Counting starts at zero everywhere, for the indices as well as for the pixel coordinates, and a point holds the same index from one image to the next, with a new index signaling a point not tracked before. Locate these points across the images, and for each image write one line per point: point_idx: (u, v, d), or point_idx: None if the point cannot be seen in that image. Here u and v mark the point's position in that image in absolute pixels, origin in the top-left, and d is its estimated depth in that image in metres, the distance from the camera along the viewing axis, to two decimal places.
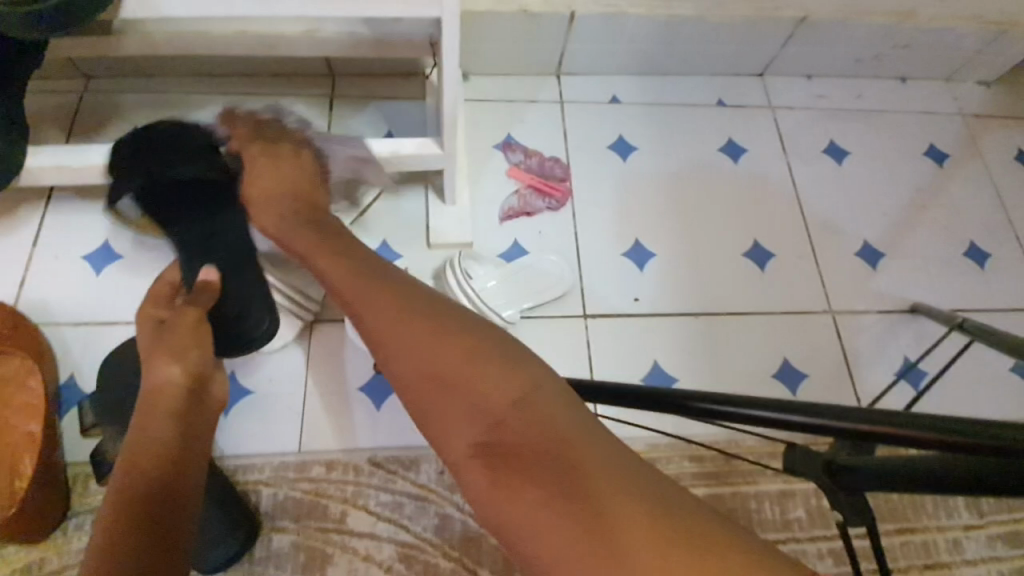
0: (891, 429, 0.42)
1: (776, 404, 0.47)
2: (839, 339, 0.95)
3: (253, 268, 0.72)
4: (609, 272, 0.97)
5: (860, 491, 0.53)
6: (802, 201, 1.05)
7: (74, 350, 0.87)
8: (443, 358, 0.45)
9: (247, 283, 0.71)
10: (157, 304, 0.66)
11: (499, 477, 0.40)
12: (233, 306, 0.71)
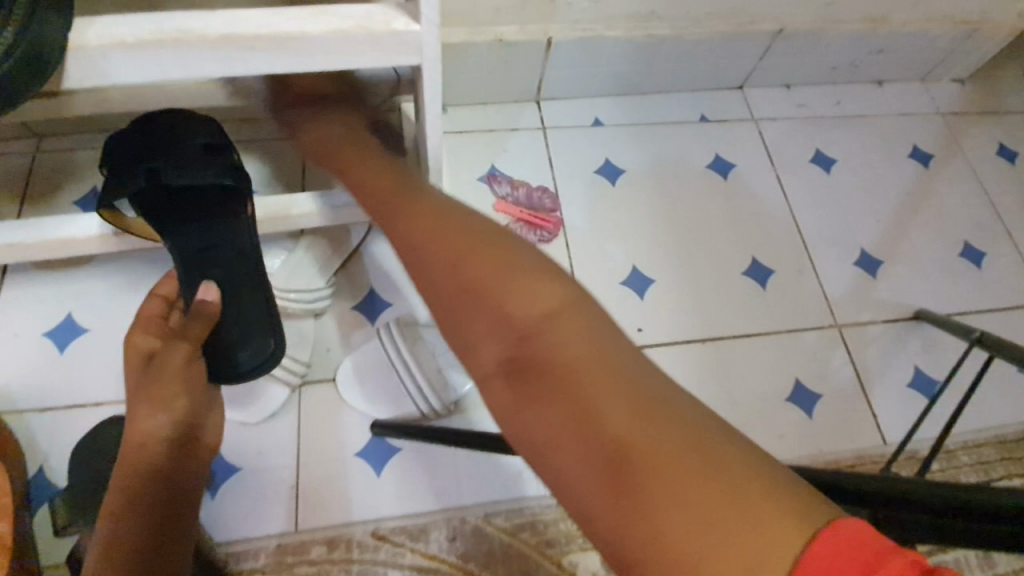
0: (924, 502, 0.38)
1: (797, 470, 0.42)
2: (847, 354, 0.93)
3: (252, 290, 0.70)
4: (608, 303, 0.93)
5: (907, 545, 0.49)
6: (795, 213, 1.04)
7: (41, 439, 0.79)
8: (501, 286, 0.45)
9: (246, 306, 0.69)
10: (150, 331, 0.65)
11: (525, 396, 0.41)
12: (233, 332, 0.68)
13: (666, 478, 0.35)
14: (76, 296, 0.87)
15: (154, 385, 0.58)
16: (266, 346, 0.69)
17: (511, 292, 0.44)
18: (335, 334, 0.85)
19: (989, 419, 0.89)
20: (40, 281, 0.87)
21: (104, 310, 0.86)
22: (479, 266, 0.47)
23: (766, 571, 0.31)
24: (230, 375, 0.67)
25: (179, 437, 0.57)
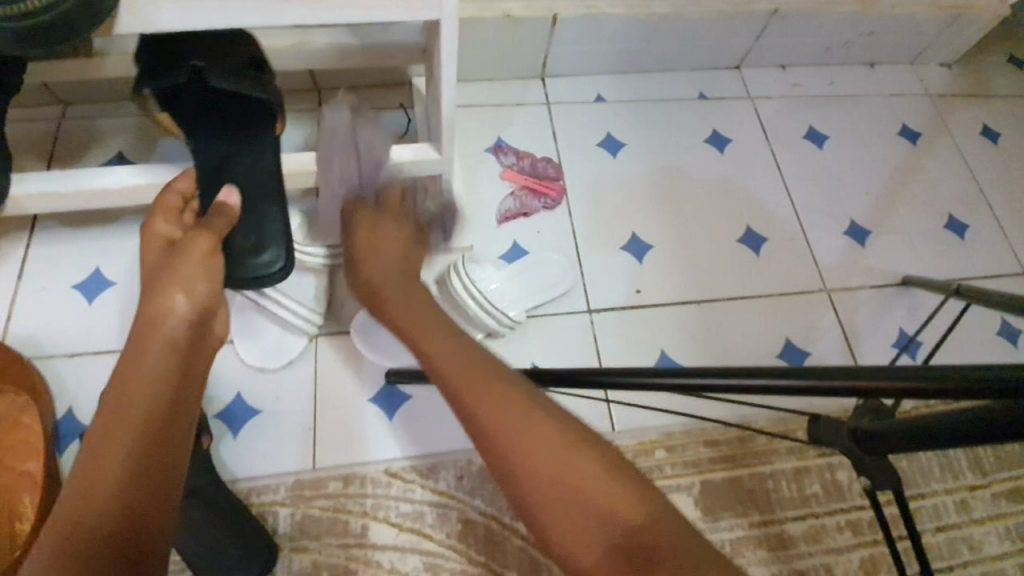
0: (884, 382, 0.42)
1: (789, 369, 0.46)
2: (836, 316, 0.98)
3: (272, 203, 0.74)
4: (609, 266, 0.97)
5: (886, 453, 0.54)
6: (788, 185, 1.08)
7: (71, 383, 0.84)
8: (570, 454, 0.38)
9: (265, 217, 0.73)
10: (170, 219, 0.63)
11: None
12: (248, 239, 0.71)
13: None
14: (103, 252, 0.91)
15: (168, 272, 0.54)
16: (274, 257, 0.72)
17: (534, 440, 0.39)
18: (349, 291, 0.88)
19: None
20: (68, 238, 0.91)
21: (129, 266, 0.91)
22: (501, 415, 0.41)
23: None
24: (246, 278, 0.70)
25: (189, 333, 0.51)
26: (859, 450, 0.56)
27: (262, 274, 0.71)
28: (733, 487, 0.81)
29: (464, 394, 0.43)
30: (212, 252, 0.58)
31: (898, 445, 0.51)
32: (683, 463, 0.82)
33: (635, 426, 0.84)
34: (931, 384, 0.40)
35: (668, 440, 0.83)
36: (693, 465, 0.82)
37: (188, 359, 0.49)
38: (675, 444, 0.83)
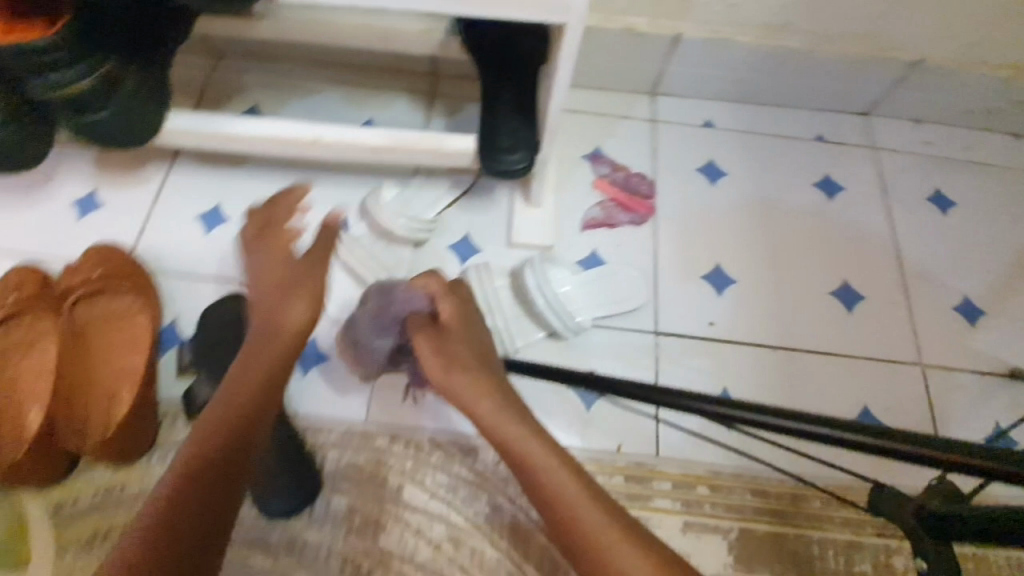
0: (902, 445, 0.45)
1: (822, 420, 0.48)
2: (926, 394, 0.90)
3: (529, 111, 0.83)
4: (685, 291, 0.95)
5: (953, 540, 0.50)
6: (899, 245, 1.01)
7: (179, 298, 0.94)
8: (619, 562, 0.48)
9: (522, 121, 0.82)
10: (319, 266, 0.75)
11: None
12: (506, 137, 0.81)
13: None
14: (226, 190, 1.02)
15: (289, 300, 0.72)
16: (520, 160, 0.82)
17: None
18: (426, 268, 0.96)
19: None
20: (202, 172, 1.03)
21: (246, 206, 1.01)
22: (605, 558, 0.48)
23: None
24: (496, 169, 0.82)
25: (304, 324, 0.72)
26: (922, 533, 0.52)
27: (510, 168, 0.82)
28: (773, 543, 0.77)
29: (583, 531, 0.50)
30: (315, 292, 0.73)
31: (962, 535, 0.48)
32: (725, 505, 0.79)
33: (682, 456, 0.82)
34: (948, 452, 0.43)
35: (713, 479, 0.80)
36: (735, 509, 0.79)
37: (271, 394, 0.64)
38: (719, 485, 0.80)
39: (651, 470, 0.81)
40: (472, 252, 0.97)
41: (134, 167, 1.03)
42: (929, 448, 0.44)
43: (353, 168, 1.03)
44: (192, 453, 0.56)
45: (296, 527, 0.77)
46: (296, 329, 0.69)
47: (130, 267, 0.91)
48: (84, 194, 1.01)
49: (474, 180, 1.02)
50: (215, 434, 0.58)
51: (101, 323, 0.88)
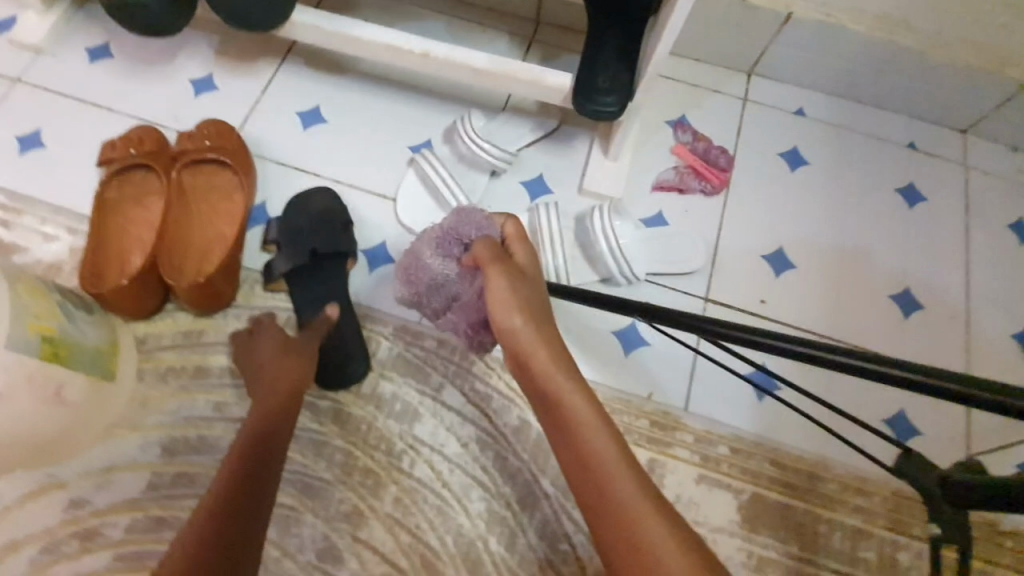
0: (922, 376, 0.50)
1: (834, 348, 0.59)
2: (967, 414, 0.87)
3: (632, 56, 0.85)
4: (742, 266, 0.96)
5: (975, 507, 0.53)
6: (971, 265, 0.99)
7: (271, 183, 1.02)
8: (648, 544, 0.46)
9: (623, 66, 0.85)
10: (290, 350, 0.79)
11: None
12: (605, 80, 0.84)
13: None
14: (326, 95, 1.09)
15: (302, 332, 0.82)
16: (613, 102, 0.84)
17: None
18: (497, 198, 1.01)
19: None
20: (307, 75, 1.10)
21: (342, 112, 1.07)
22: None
23: None
24: (590, 108, 0.85)
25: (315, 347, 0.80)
26: (942, 499, 0.56)
27: (604, 109, 0.84)
28: (782, 512, 0.79)
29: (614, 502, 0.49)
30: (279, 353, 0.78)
31: (982, 504, 0.52)
32: (742, 468, 0.81)
33: (709, 415, 0.85)
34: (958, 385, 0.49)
35: (736, 442, 0.83)
36: (751, 475, 0.81)
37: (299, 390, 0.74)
38: (741, 449, 0.82)
39: (676, 421, 0.84)
40: (543, 191, 1.01)
41: (249, 60, 1.11)
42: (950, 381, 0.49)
43: (445, 94, 1.08)
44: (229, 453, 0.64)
45: (341, 400, 0.84)
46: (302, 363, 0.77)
47: (236, 142, 0.98)
48: (201, 76, 1.10)
49: (557, 125, 1.05)
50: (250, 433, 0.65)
51: (201, 190, 0.96)
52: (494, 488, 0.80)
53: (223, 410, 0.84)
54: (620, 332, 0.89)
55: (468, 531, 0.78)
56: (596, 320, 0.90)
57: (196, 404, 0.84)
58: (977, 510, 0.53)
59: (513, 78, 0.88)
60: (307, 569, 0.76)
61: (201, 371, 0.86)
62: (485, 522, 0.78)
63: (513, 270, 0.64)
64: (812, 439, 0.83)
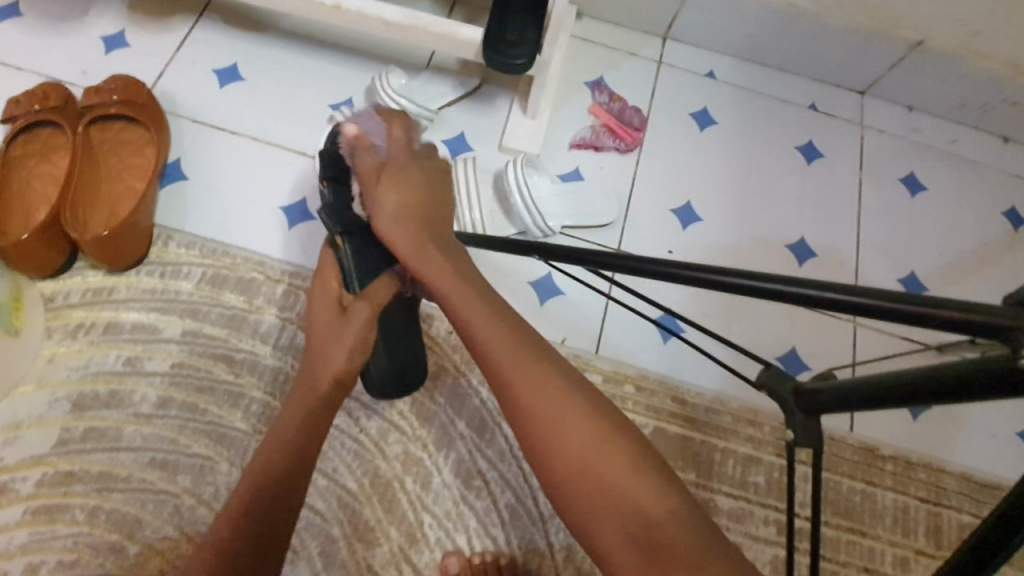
0: (837, 293, 0.46)
1: (736, 272, 0.52)
2: (852, 349, 0.94)
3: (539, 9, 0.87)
4: (652, 220, 1.01)
5: (823, 411, 0.60)
6: (862, 216, 1.07)
7: (186, 140, 1.00)
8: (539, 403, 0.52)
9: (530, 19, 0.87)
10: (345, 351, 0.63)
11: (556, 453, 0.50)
12: (513, 33, 0.86)
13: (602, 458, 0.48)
14: (244, 52, 1.07)
15: (328, 342, 0.63)
16: (522, 55, 0.86)
17: (664, 530, 0.45)
18: None
19: (950, 457, 0.89)
20: (224, 32, 1.08)
21: (259, 69, 1.06)
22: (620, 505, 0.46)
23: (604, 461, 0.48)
24: (498, 62, 0.87)
25: (352, 371, 0.63)
26: (796, 408, 0.62)
27: (511, 62, 0.87)
28: (681, 443, 0.85)
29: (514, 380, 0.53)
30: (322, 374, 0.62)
31: (834, 406, 0.58)
32: (645, 405, 0.87)
33: (617, 355, 0.90)
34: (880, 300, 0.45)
35: (640, 380, 0.88)
36: (654, 410, 0.87)
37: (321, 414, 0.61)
38: (645, 387, 0.88)
39: (586, 363, 0.88)
40: (464, 148, 1.02)
41: (162, 16, 1.08)
42: (868, 296, 0.45)
43: (366, 53, 1.08)
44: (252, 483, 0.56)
45: (259, 352, 0.85)
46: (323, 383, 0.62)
47: (146, 96, 0.95)
48: (113, 32, 1.06)
49: (479, 85, 1.07)
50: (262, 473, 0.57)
51: (110, 146, 0.94)
52: (410, 432, 0.82)
53: (135, 365, 0.83)
54: (535, 282, 0.93)
55: (384, 472, 0.80)
56: (512, 270, 0.93)
57: (106, 360, 0.83)
58: (827, 412, 0.59)
59: (422, 31, 0.89)
60: None
61: (113, 327, 0.85)
62: (401, 463, 0.81)
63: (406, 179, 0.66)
64: (711, 376, 0.89)
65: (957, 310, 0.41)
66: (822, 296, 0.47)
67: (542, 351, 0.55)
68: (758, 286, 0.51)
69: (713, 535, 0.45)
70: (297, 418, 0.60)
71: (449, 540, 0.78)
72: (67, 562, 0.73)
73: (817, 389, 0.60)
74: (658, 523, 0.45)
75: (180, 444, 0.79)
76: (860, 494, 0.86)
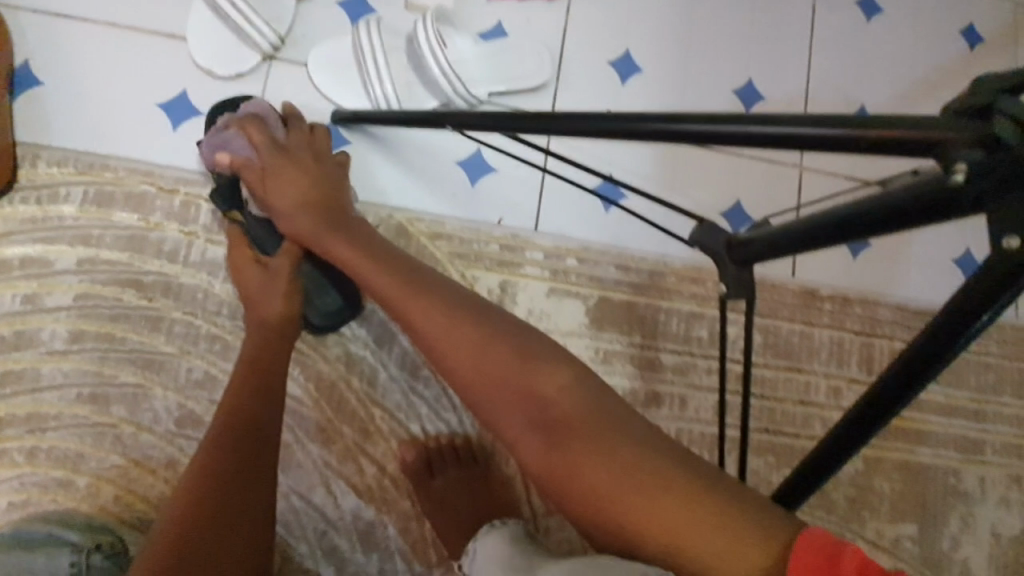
0: (760, 125, 0.40)
1: (658, 116, 0.45)
2: (798, 195, 0.91)
3: None
4: (587, 77, 0.91)
5: (755, 260, 0.57)
6: (813, 50, 0.98)
7: (25, 32, 0.81)
8: (422, 314, 0.54)
9: None
10: (287, 299, 0.68)
11: (449, 354, 0.52)
12: None
13: (494, 353, 0.51)
14: None
15: (264, 295, 0.69)
16: None
17: (559, 404, 0.48)
18: (314, 23, 0.86)
19: (886, 290, 0.91)
20: None
21: None
22: (521, 395, 0.49)
23: (497, 358, 0.51)
24: None
25: (295, 314, 0.69)
26: (729, 260, 0.60)
27: None
28: (625, 309, 0.85)
29: (397, 300, 0.56)
30: (277, 317, 0.68)
31: (764, 251, 0.55)
32: (589, 276, 0.85)
33: (558, 231, 0.85)
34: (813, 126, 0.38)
35: (582, 252, 0.85)
36: (597, 281, 0.85)
37: (275, 359, 0.65)
38: (587, 259, 0.85)
39: (524, 242, 0.84)
40: (364, 11, 0.87)
41: None
42: (793, 124, 0.39)
43: None
44: (219, 429, 0.59)
45: (169, 272, 0.78)
46: (269, 330, 0.67)
47: None
48: None
49: None
50: (226, 420, 0.59)
51: None
52: (349, 333, 0.80)
53: (35, 302, 0.76)
54: (464, 162, 0.85)
55: (328, 374, 0.79)
56: (437, 150, 0.84)
57: (1, 301, 0.75)
58: (758, 261, 0.57)
59: None
60: (167, 438, 0.75)
61: None
62: (343, 364, 0.79)
63: (286, 161, 0.68)
64: (654, 239, 0.87)
65: (889, 127, 0.36)
66: (748, 132, 0.40)
67: (416, 270, 0.59)
68: (670, 127, 0.45)
69: (603, 393, 0.49)
70: (247, 368, 0.64)
71: (403, 429, 0.79)
72: (17, 502, 0.72)
73: (748, 240, 0.57)
74: (554, 399, 0.49)
75: (106, 375, 0.75)
76: (800, 336, 0.88)
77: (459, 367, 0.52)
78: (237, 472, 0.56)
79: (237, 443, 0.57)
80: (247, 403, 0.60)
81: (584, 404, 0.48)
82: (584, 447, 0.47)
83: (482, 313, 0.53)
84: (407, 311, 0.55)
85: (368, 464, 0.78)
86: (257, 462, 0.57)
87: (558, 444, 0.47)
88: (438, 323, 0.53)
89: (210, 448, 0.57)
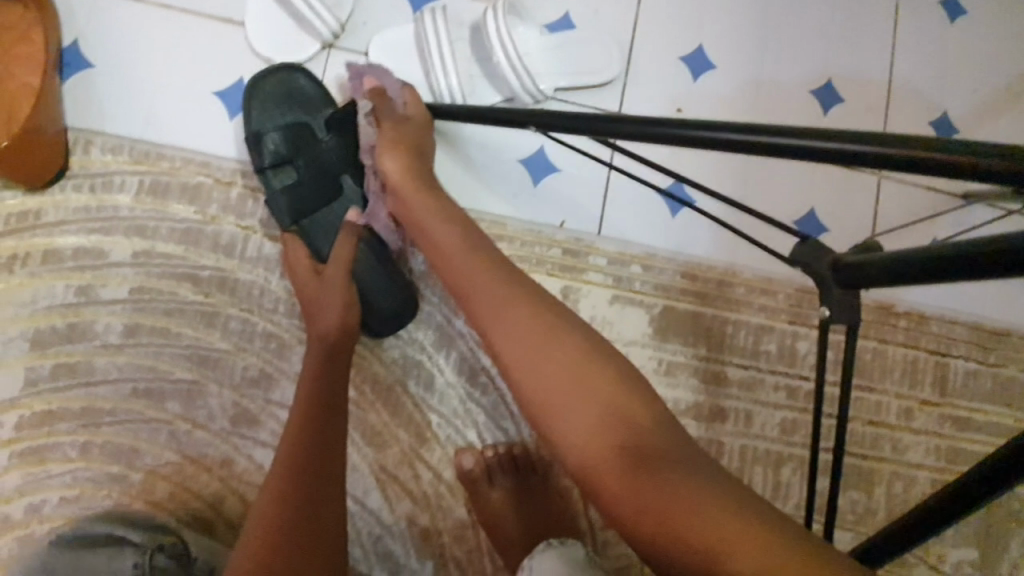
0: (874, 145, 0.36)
1: (756, 127, 0.42)
2: (875, 205, 0.86)
3: None
4: (657, 73, 0.87)
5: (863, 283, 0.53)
6: (895, 49, 0.92)
7: (79, 14, 0.78)
8: (498, 306, 0.51)
9: None
10: (342, 310, 0.66)
11: (524, 346, 0.48)
12: None
13: (571, 355, 0.47)
14: None
15: (320, 304, 0.67)
16: None
17: (636, 424, 0.45)
18: (375, 10, 0.82)
19: (963, 308, 0.87)
20: None
21: None
22: (595, 404, 0.45)
23: (575, 360, 0.47)
24: None
25: (352, 325, 0.67)
26: (833, 281, 0.56)
27: None
28: (691, 320, 0.81)
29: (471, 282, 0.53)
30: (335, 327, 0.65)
31: (872, 275, 0.51)
32: (654, 284, 0.81)
33: (624, 234, 0.82)
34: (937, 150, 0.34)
35: (648, 259, 0.81)
36: (663, 289, 0.81)
37: (338, 366, 0.63)
38: (652, 266, 0.81)
39: (589, 246, 0.81)
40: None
41: None
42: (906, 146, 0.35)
43: None
44: (291, 436, 0.57)
45: (225, 267, 0.76)
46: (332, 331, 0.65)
47: None
48: None
49: None
50: (298, 429, 0.57)
51: None
52: (407, 336, 0.77)
53: (90, 294, 0.74)
54: (527, 160, 0.81)
55: (385, 377, 0.76)
56: (500, 147, 0.81)
57: (55, 292, 0.74)
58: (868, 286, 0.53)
59: None
60: (221, 436, 0.74)
61: (52, 255, 0.74)
62: (400, 368, 0.77)
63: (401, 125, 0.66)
64: (724, 247, 0.83)
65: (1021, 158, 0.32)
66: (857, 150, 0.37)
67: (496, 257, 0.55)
68: (772, 139, 0.41)
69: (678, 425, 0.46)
70: (313, 374, 0.62)
71: (460, 436, 0.77)
72: (70, 497, 0.71)
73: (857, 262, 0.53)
74: (631, 415, 0.45)
75: (161, 371, 0.74)
76: (871, 353, 0.84)
77: (533, 361, 0.48)
78: (311, 481, 0.54)
79: (316, 454, 0.56)
80: (315, 411, 0.59)
81: (662, 426, 0.45)
82: (662, 467, 0.43)
83: (559, 315, 0.50)
84: (480, 300, 0.52)
85: (424, 471, 0.76)
86: (333, 471, 0.56)
87: (633, 464, 0.43)
88: (514, 313, 0.50)
89: (290, 465, 0.55)
